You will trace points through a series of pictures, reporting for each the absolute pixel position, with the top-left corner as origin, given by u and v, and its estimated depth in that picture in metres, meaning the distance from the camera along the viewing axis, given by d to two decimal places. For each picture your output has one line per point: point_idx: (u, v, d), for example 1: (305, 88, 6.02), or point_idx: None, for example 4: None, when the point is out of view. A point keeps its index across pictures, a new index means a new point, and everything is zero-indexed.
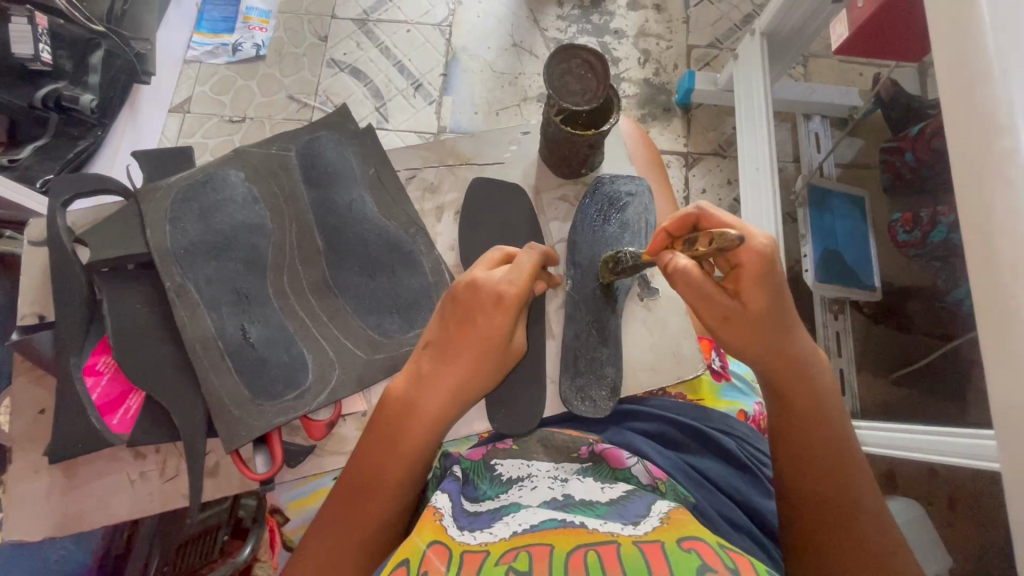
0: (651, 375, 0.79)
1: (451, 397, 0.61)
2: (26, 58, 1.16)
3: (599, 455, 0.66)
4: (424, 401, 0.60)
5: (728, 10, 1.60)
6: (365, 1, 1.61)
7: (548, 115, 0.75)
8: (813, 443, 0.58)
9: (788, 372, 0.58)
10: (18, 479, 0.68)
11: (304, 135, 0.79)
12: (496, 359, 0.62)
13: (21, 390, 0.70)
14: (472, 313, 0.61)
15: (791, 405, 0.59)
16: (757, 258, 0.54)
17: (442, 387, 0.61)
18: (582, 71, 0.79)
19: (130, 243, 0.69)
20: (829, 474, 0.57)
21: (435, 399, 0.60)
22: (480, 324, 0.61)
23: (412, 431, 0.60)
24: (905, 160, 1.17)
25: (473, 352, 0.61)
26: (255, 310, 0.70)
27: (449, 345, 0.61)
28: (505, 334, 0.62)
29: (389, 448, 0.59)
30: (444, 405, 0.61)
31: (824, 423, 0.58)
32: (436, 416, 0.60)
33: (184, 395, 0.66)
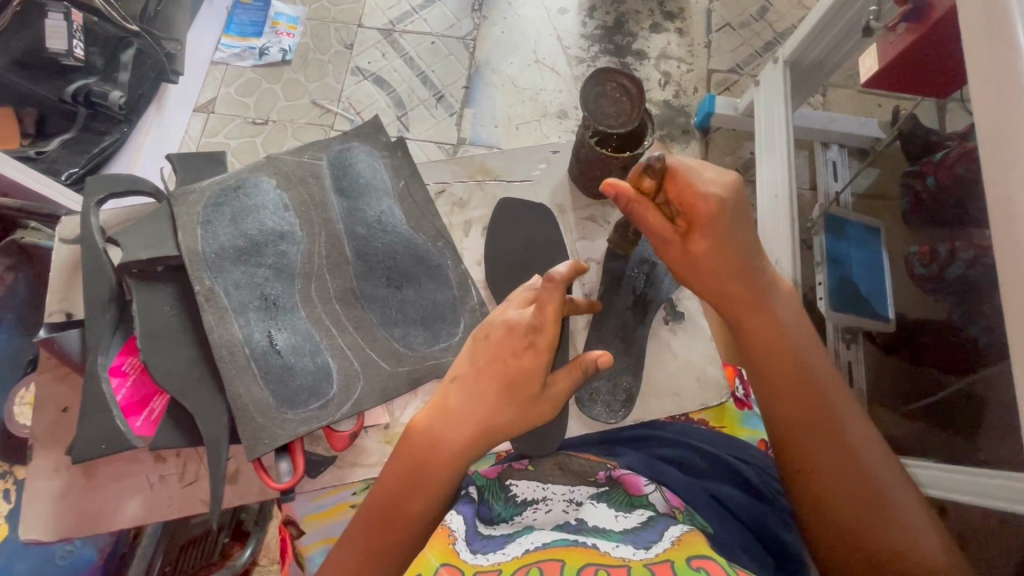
0: (674, 401, 0.77)
1: (472, 435, 0.58)
2: (59, 53, 1.17)
3: (616, 479, 0.65)
4: (445, 433, 0.58)
5: (749, 36, 1.62)
6: (392, 12, 1.63)
7: (584, 136, 0.76)
8: (788, 395, 0.60)
9: (741, 308, 0.63)
10: (38, 476, 0.68)
11: (336, 144, 0.80)
12: (518, 401, 0.59)
13: (45, 387, 0.70)
14: (499, 356, 0.59)
15: (771, 359, 0.61)
16: (703, 201, 0.59)
17: (467, 422, 0.58)
18: (617, 95, 0.80)
19: (162, 244, 0.69)
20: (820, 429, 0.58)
21: (455, 432, 0.58)
22: (511, 365, 0.58)
23: (435, 451, 0.58)
24: (927, 184, 1.17)
25: (503, 401, 0.59)
26: (281, 318, 0.70)
27: (479, 379, 0.59)
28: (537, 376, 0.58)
29: (406, 475, 0.58)
30: (466, 443, 0.58)
31: (804, 374, 0.61)
32: (451, 456, 0.58)
33: (207, 401, 0.65)
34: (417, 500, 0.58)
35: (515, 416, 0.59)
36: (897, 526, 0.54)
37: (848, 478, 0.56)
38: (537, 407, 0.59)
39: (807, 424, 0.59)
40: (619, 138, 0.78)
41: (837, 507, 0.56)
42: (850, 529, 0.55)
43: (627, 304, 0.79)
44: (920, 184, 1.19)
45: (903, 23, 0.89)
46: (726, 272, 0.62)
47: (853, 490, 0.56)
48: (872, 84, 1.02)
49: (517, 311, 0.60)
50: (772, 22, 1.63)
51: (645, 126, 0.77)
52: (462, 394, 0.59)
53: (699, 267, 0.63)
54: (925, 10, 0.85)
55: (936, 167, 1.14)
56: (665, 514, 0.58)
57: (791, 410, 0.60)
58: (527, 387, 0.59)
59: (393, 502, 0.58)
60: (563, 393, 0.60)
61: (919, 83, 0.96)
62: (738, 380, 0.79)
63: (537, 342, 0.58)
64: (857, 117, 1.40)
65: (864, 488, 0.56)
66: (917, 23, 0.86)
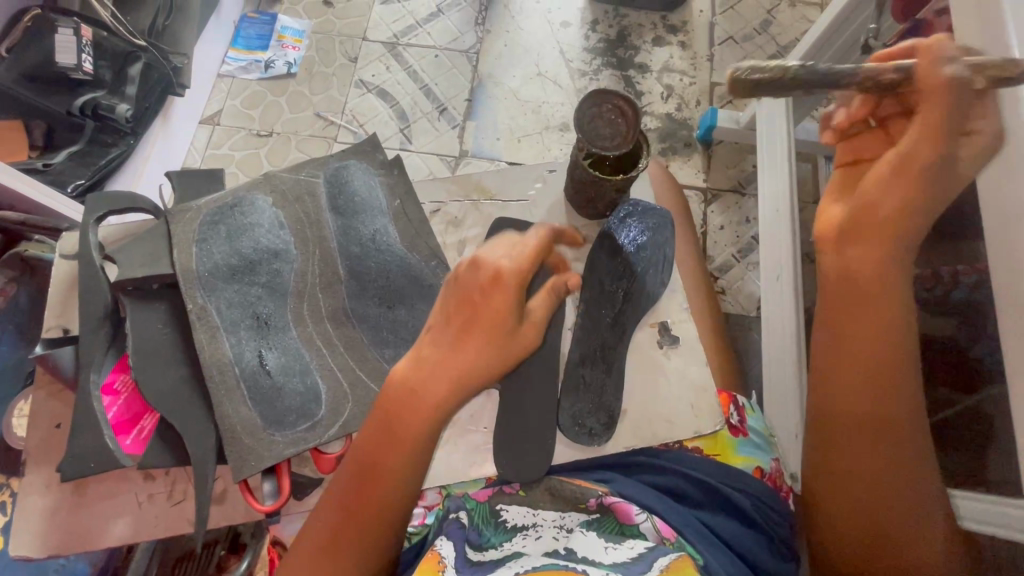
0: (668, 428, 0.75)
1: (450, 387, 0.54)
2: (69, 66, 1.19)
3: (607, 507, 0.64)
4: (423, 389, 0.54)
5: (752, 49, 1.61)
6: (396, 25, 1.65)
7: (577, 157, 0.76)
8: (872, 392, 0.61)
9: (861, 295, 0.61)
10: (29, 493, 0.68)
11: (333, 162, 0.80)
12: (497, 343, 0.55)
13: (39, 403, 0.70)
14: (469, 293, 0.55)
15: (853, 371, 0.62)
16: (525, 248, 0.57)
17: (445, 375, 0.54)
18: (612, 117, 0.79)
19: (157, 263, 0.70)
20: (885, 447, 0.61)
21: (432, 388, 0.54)
22: (483, 310, 0.55)
23: (414, 408, 0.55)
24: None
25: (485, 340, 0.55)
26: (273, 338, 0.70)
27: (452, 326, 0.55)
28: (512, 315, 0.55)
29: (375, 462, 0.56)
30: (443, 398, 0.54)
31: (888, 371, 0.60)
32: (430, 415, 0.54)
33: (197, 422, 0.66)
34: (394, 480, 0.56)
35: (497, 353, 0.55)
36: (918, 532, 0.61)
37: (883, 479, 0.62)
38: (519, 344, 0.56)
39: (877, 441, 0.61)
40: (614, 159, 0.78)
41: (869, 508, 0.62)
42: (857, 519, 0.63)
43: (620, 319, 0.76)
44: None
45: (903, 41, 0.88)
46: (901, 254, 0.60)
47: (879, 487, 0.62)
48: None
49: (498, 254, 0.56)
50: (775, 35, 1.63)
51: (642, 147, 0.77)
52: (438, 341, 0.55)
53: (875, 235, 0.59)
54: (925, 28, 0.84)
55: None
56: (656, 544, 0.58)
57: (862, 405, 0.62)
58: (503, 326, 0.55)
59: (376, 498, 0.57)
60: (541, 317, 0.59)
61: None
62: (733, 407, 0.77)
63: (506, 283, 0.54)
64: None
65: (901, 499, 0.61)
66: (917, 41, 0.85)
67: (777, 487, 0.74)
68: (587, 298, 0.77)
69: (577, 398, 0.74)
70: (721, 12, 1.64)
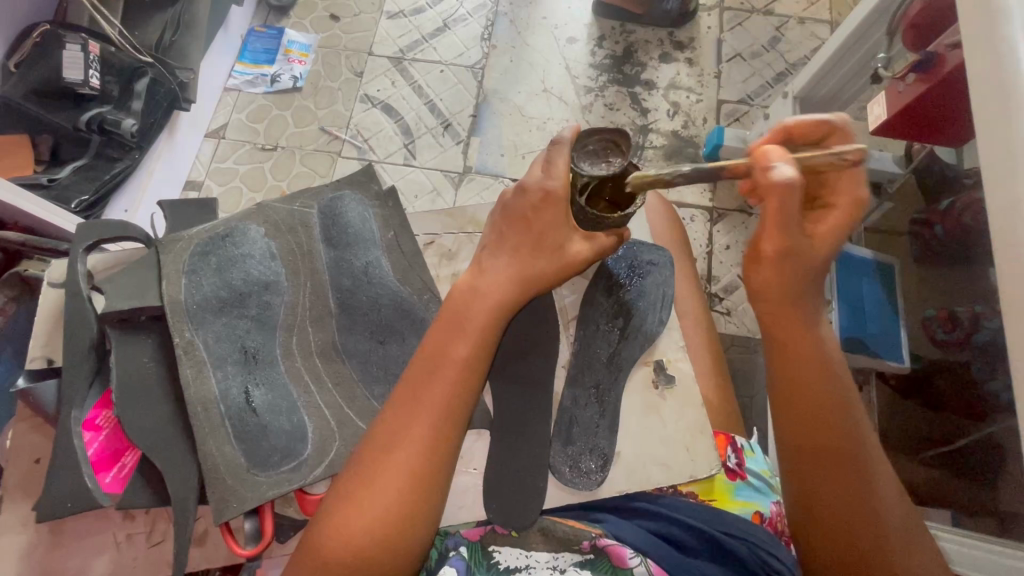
0: (664, 472, 0.71)
1: (509, 285, 0.58)
2: (76, 82, 1.19)
3: (601, 548, 0.63)
4: (455, 337, 0.57)
5: (761, 67, 1.59)
6: (402, 41, 1.65)
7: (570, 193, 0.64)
8: (815, 416, 0.60)
9: (784, 323, 0.61)
10: (9, 529, 0.67)
11: (328, 192, 0.80)
12: (550, 250, 0.59)
13: (23, 436, 0.70)
14: (521, 214, 0.59)
15: (799, 390, 0.60)
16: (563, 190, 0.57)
17: (505, 275, 0.58)
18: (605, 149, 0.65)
19: (144, 294, 0.68)
20: (843, 463, 0.58)
21: (476, 317, 0.57)
22: (536, 222, 0.59)
23: (448, 357, 0.56)
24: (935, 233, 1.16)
25: (532, 255, 0.59)
26: (260, 373, 0.69)
27: (512, 232, 0.60)
28: (561, 226, 0.59)
29: (372, 458, 0.53)
30: (503, 294, 0.58)
31: (829, 383, 0.60)
32: (467, 363, 0.56)
33: (180, 460, 0.65)
34: (420, 451, 0.53)
35: (546, 264, 0.59)
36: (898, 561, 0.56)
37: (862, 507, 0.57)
38: (571, 258, 0.60)
39: (834, 456, 0.59)
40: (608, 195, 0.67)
41: (839, 534, 0.58)
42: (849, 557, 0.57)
43: (616, 358, 0.74)
44: (928, 233, 1.18)
45: (913, 74, 0.86)
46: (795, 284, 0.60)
47: (865, 515, 0.57)
48: (880, 132, 0.98)
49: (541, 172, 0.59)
50: (784, 53, 1.61)
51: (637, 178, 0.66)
52: (490, 265, 0.59)
53: (774, 275, 0.60)
54: (937, 60, 0.82)
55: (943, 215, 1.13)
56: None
57: (813, 425, 0.60)
58: (554, 237, 0.59)
59: (349, 505, 0.52)
60: (582, 247, 0.61)
61: (930, 132, 0.92)
62: (731, 450, 0.74)
63: (552, 188, 0.57)
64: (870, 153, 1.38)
65: (869, 520, 0.57)
66: (928, 73, 0.83)
67: (778, 532, 0.71)
68: (582, 336, 0.75)
69: (569, 438, 0.71)
70: (729, 29, 1.63)
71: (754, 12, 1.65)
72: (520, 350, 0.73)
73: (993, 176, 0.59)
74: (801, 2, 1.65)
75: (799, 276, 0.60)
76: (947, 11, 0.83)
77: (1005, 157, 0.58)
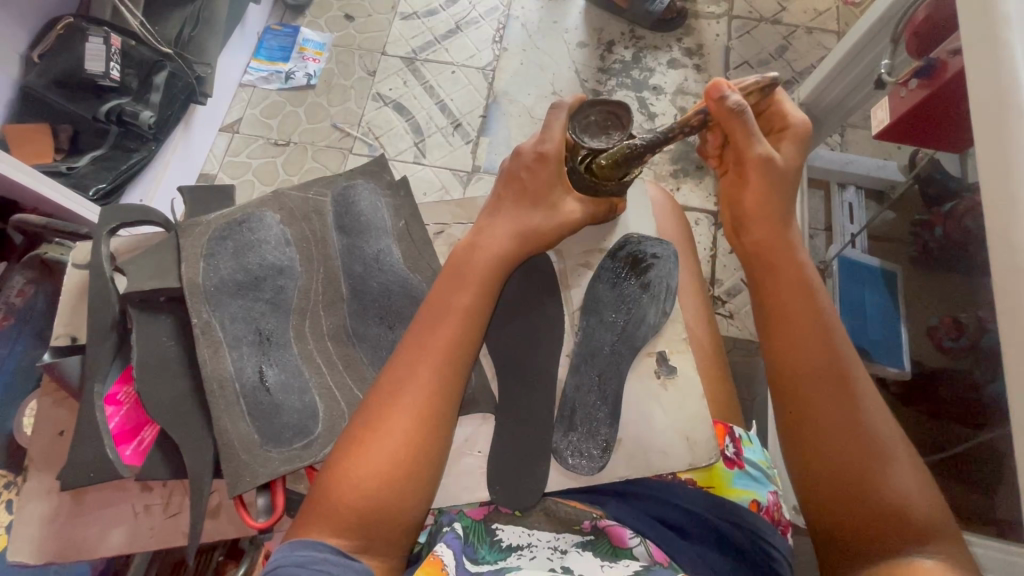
0: (662, 459, 0.72)
1: (509, 237, 0.67)
2: (96, 74, 1.24)
3: (602, 529, 0.66)
4: (456, 288, 0.64)
5: (767, 75, 1.62)
6: (415, 41, 1.68)
7: (575, 166, 0.72)
8: (796, 329, 0.63)
9: (767, 245, 0.68)
10: (31, 498, 0.70)
11: (342, 182, 0.82)
12: (543, 209, 0.69)
13: (46, 410, 0.73)
14: (516, 175, 0.70)
15: (783, 307, 0.65)
16: (558, 150, 0.68)
17: (507, 228, 0.68)
18: (606, 120, 0.72)
19: (166, 276, 0.71)
20: (825, 375, 0.60)
21: (478, 265, 0.65)
22: (531, 181, 0.69)
23: (448, 307, 0.62)
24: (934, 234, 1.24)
25: (528, 211, 0.69)
26: (274, 354, 0.71)
27: (512, 195, 0.70)
28: (551, 187, 0.69)
29: (376, 408, 0.57)
30: (505, 247, 0.66)
31: (811, 302, 0.65)
32: (471, 309, 0.62)
33: (196, 435, 0.67)
34: (427, 394, 0.58)
35: (543, 219, 0.69)
36: (886, 470, 0.56)
37: (847, 422, 0.58)
38: (560, 216, 0.70)
39: (817, 376, 0.61)
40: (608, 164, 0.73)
41: (825, 454, 0.58)
42: (836, 475, 0.57)
43: (618, 347, 0.75)
44: (927, 234, 1.25)
45: (915, 79, 0.88)
46: (775, 204, 0.69)
47: (852, 430, 0.58)
48: (881, 136, 1.00)
49: (538, 141, 0.70)
50: (790, 61, 1.63)
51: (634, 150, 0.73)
52: (492, 224, 0.68)
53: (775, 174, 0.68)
54: (938, 67, 0.84)
55: (944, 218, 1.21)
56: (648, 565, 0.61)
57: (797, 338, 0.63)
58: (546, 194, 0.69)
59: (355, 455, 0.55)
60: (572, 205, 0.71)
61: (926, 137, 0.95)
62: (729, 439, 0.76)
63: (546, 155, 0.68)
64: (874, 161, 1.40)
65: (853, 438, 0.57)
66: (929, 80, 0.86)
67: (775, 521, 0.74)
68: (586, 326, 0.77)
69: (571, 425, 0.72)
70: (737, 37, 1.65)
71: (762, 21, 1.67)
72: (526, 339, 0.76)
73: (991, 174, 0.61)
74: (808, 12, 1.68)
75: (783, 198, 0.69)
76: (948, 22, 0.86)
77: (1001, 158, 0.61)
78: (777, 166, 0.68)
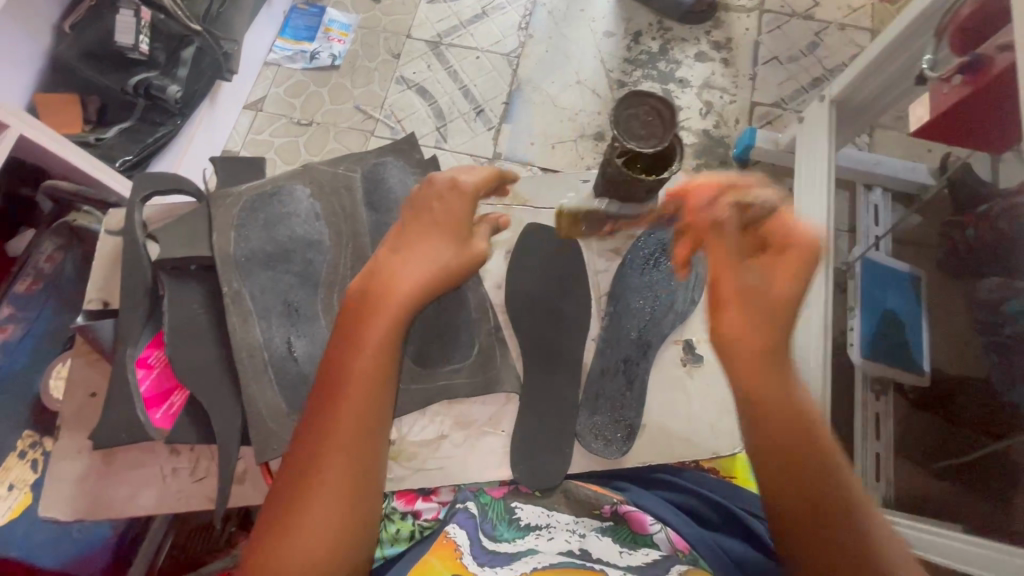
0: (685, 446, 0.72)
1: (416, 270, 0.59)
2: (126, 46, 1.23)
3: (621, 515, 0.65)
4: (366, 330, 0.57)
5: (797, 71, 1.59)
6: (440, 25, 1.67)
7: (609, 156, 0.72)
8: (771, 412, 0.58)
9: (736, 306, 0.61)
10: (63, 456, 0.71)
11: (371, 159, 0.82)
12: (451, 240, 0.62)
13: (79, 371, 0.74)
14: (426, 204, 0.63)
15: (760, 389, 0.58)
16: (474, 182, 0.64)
17: (415, 259, 0.60)
18: (649, 116, 0.75)
19: (197, 245, 0.72)
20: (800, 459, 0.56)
21: (387, 309, 0.58)
22: (437, 211, 0.63)
23: (356, 356, 0.56)
24: (966, 235, 1.17)
25: (436, 241, 0.61)
26: (302, 325, 0.72)
27: (415, 227, 0.62)
28: (462, 219, 0.63)
29: (299, 479, 0.52)
30: (414, 282, 0.59)
31: (776, 368, 0.59)
32: (381, 347, 0.56)
33: (225, 402, 0.68)
34: (347, 437, 0.53)
35: (457, 254, 0.62)
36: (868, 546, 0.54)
37: (826, 500, 0.55)
38: (467, 253, 0.62)
39: (804, 469, 0.56)
40: (646, 160, 0.74)
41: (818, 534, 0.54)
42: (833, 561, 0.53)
43: (644, 335, 0.75)
44: (960, 235, 1.18)
45: (960, 75, 0.86)
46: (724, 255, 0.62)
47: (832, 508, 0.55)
48: (919, 134, 0.98)
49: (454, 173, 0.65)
50: (821, 58, 1.60)
51: (674, 145, 0.72)
52: (394, 253, 0.61)
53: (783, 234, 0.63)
54: (984, 63, 0.82)
55: (978, 219, 1.13)
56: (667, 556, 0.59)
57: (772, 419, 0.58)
58: (456, 224, 0.62)
59: (287, 513, 0.51)
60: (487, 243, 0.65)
61: (965, 137, 0.93)
62: None
63: (462, 183, 0.64)
64: (904, 163, 1.37)
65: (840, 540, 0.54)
66: (976, 75, 0.83)
67: None
68: (613, 312, 0.77)
69: (595, 408, 0.74)
70: (768, 31, 1.62)
71: (794, 16, 1.64)
72: (551, 322, 0.76)
73: None
74: (842, 8, 1.64)
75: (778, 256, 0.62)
76: (1001, 14, 0.85)
77: None
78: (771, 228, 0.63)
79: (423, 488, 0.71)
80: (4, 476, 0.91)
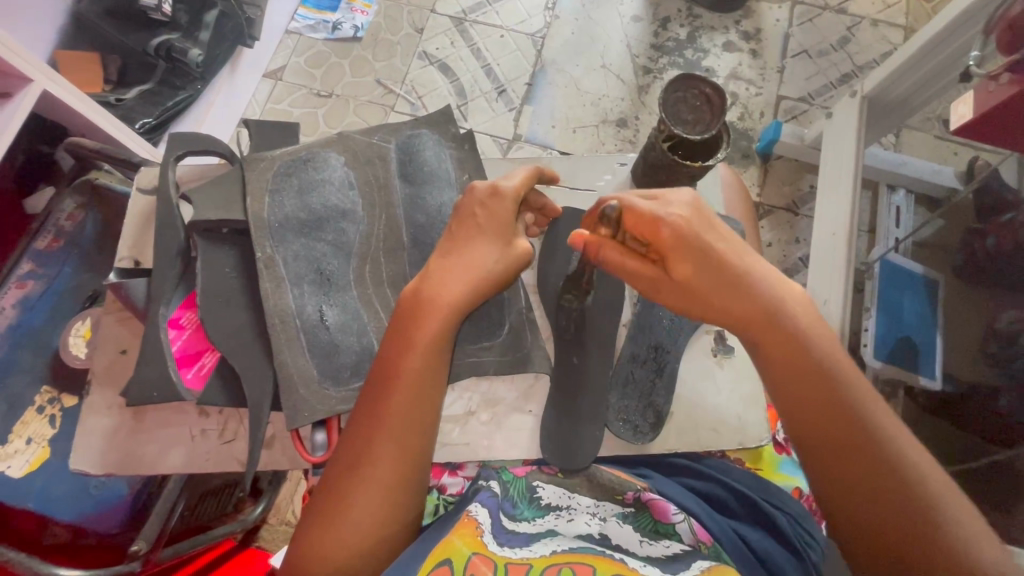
0: (712, 435, 0.73)
1: (461, 280, 0.62)
2: (149, 6, 1.21)
3: (644, 503, 0.65)
4: (420, 332, 0.61)
5: (826, 66, 1.56)
6: (465, 1, 1.64)
7: (657, 139, 0.74)
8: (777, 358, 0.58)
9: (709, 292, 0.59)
10: (93, 412, 0.72)
11: (406, 130, 0.81)
12: (496, 245, 0.64)
13: (109, 328, 0.74)
14: (469, 212, 0.65)
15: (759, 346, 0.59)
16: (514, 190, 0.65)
17: (458, 269, 0.63)
18: (697, 102, 0.82)
19: (231, 207, 0.72)
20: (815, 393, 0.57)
21: (432, 316, 0.61)
22: (482, 218, 0.64)
23: (405, 358, 0.60)
24: (986, 244, 1.12)
25: (477, 249, 0.64)
26: (335, 294, 0.71)
27: (459, 234, 0.64)
28: (507, 225, 0.65)
29: (345, 475, 0.58)
30: (458, 293, 0.62)
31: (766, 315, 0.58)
32: (422, 369, 0.60)
33: (256, 367, 0.68)
34: (399, 443, 0.58)
35: (499, 258, 0.64)
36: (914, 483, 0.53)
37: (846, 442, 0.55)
38: (511, 256, 0.65)
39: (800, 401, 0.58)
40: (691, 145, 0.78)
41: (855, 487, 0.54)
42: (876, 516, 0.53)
43: (677, 323, 0.76)
44: (978, 243, 1.13)
45: (1007, 73, 0.84)
46: (700, 275, 0.59)
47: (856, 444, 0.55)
48: (959, 132, 0.96)
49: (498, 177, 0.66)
50: (852, 54, 1.57)
51: (720, 135, 0.76)
52: (439, 265, 0.63)
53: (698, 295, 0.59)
54: None
55: (1001, 228, 1.09)
56: (692, 548, 0.59)
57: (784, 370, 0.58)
58: (498, 228, 0.64)
59: (338, 510, 0.56)
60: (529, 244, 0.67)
61: (1005, 138, 0.91)
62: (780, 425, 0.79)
63: (502, 191, 0.65)
64: (930, 165, 1.35)
65: (858, 447, 0.55)
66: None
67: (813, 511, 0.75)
68: (645, 298, 0.77)
69: (624, 391, 0.74)
70: (799, 24, 1.59)
71: (826, 9, 1.60)
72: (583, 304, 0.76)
73: None
74: (876, 3, 1.60)
75: (722, 273, 0.59)
76: None
77: None
78: (673, 226, 0.59)
79: (449, 463, 0.74)
80: (23, 431, 0.92)
